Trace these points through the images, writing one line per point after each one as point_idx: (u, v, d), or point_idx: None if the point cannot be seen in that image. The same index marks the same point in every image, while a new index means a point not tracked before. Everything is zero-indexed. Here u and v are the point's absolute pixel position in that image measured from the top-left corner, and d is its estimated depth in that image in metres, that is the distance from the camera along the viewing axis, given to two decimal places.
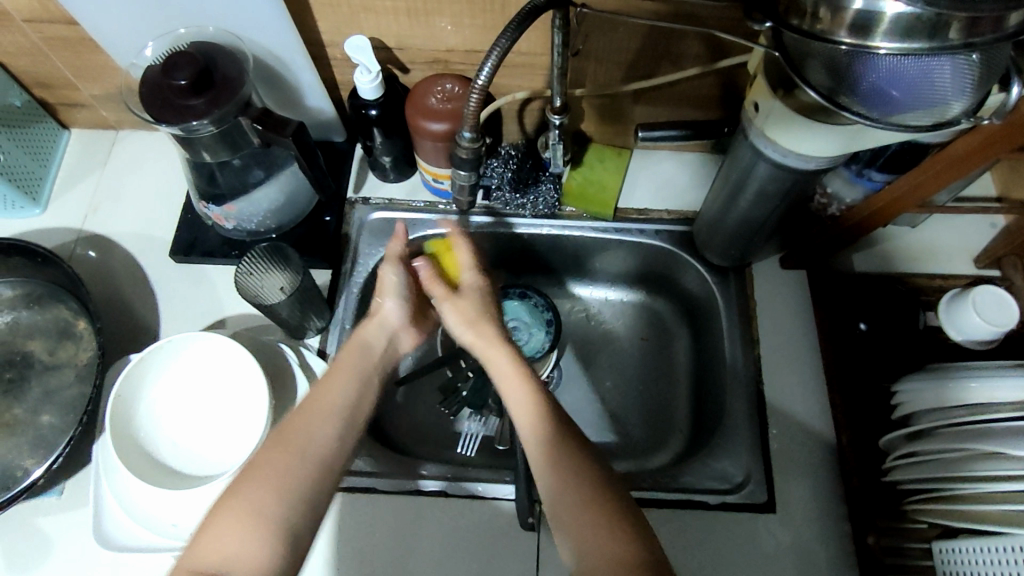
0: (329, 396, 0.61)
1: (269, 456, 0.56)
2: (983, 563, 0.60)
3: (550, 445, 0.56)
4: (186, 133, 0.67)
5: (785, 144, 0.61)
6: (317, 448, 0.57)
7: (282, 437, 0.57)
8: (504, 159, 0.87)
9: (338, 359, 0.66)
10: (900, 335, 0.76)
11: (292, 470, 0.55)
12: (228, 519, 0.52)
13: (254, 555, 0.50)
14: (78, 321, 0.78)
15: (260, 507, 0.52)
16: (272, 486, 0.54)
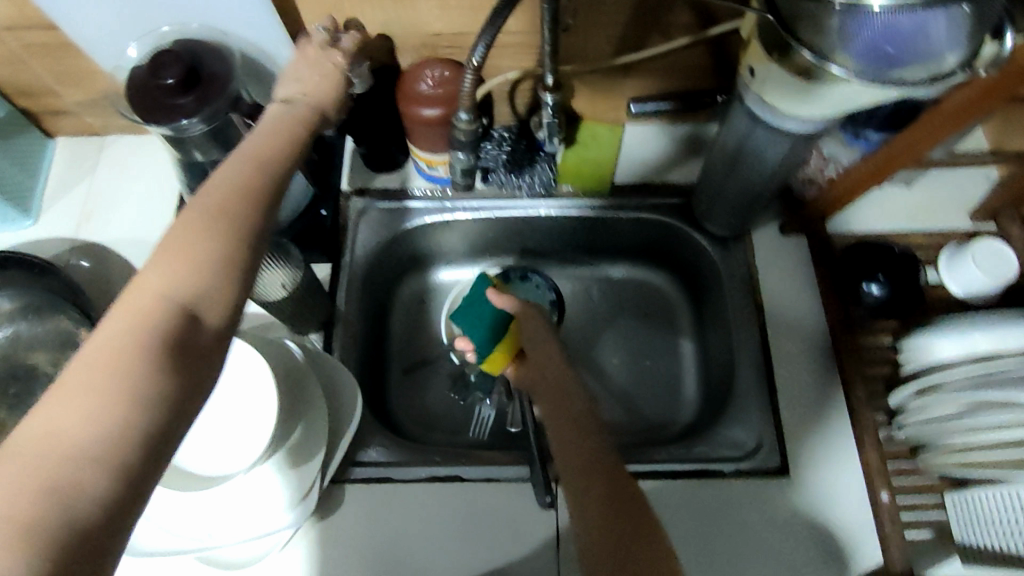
0: (266, 145, 0.49)
1: (197, 215, 0.43)
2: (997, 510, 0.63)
3: (587, 470, 0.58)
4: (175, 132, 0.67)
5: (783, 107, 0.61)
6: (258, 186, 0.46)
7: (223, 180, 0.45)
8: (498, 141, 0.86)
9: (265, 120, 0.53)
10: (911, 298, 0.75)
11: (233, 213, 0.44)
12: (139, 312, 0.38)
13: (217, 288, 0.41)
14: (79, 330, 0.77)
15: (198, 251, 0.41)
16: (214, 225, 0.42)
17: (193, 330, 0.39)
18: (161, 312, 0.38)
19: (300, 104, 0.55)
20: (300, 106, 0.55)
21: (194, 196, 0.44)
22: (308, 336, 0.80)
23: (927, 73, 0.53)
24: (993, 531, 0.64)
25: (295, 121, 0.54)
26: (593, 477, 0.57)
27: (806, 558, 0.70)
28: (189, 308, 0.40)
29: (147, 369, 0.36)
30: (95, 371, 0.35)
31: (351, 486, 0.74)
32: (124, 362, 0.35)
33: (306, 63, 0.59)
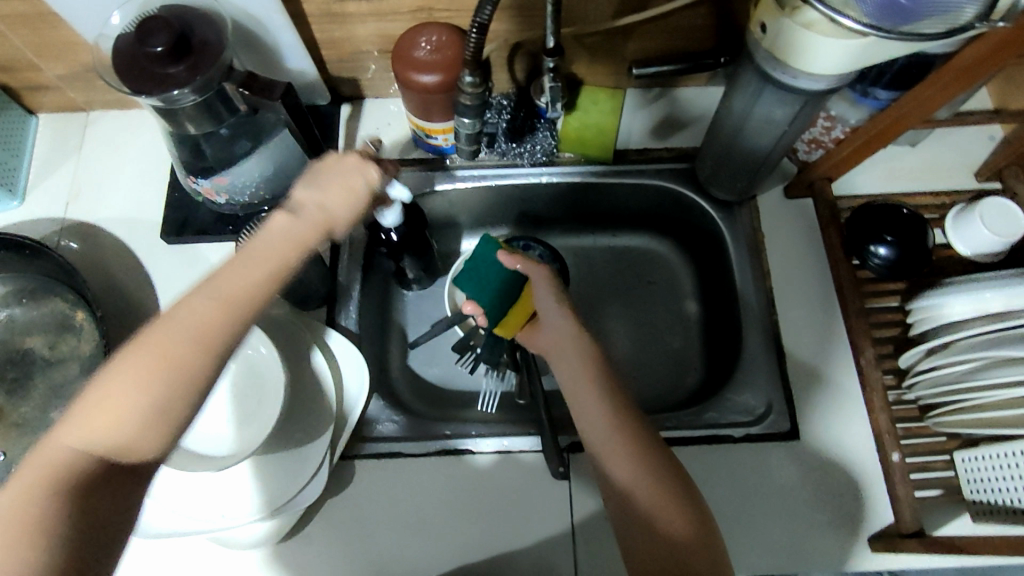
0: (237, 280, 0.48)
1: (140, 360, 0.45)
2: (1007, 466, 0.63)
3: (663, 490, 0.58)
4: (165, 103, 0.65)
5: (794, 64, 0.59)
6: (216, 325, 0.46)
7: (176, 322, 0.46)
8: (498, 110, 0.84)
9: (260, 234, 0.51)
10: (919, 256, 0.74)
11: (174, 363, 0.45)
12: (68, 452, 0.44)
13: (135, 440, 0.45)
14: (76, 313, 0.76)
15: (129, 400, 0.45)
16: (148, 375, 0.45)
17: (97, 486, 0.44)
18: (74, 464, 0.44)
19: (306, 219, 0.52)
20: (308, 219, 0.52)
21: (151, 328, 0.46)
22: (310, 312, 0.79)
23: (944, 27, 0.53)
24: (999, 487, 0.64)
25: (291, 251, 0.51)
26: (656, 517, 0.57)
27: (815, 520, 0.70)
28: (102, 459, 0.45)
29: (53, 521, 0.42)
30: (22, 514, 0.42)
31: (360, 461, 0.73)
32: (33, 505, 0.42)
33: (333, 165, 0.55)
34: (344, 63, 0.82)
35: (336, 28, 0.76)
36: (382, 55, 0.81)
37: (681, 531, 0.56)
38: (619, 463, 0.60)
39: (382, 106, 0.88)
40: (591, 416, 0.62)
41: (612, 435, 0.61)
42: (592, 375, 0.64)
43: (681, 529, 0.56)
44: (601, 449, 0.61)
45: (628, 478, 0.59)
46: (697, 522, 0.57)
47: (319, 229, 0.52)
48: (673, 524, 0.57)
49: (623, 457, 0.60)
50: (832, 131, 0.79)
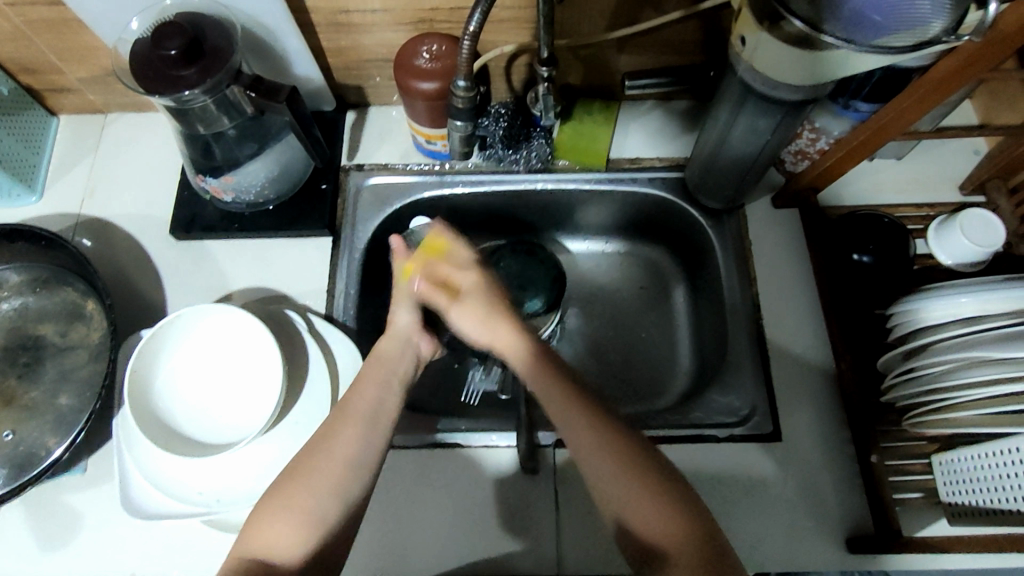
0: (355, 401, 0.65)
1: (299, 487, 0.60)
2: (988, 468, 0.63)
3: (620, 461, 0.57)
4: (179, 103, 0.69)
5: (770, 74, 0.62)
6: (348, 451, 0.62)
7: (332, 451, 0.62)
8: (495, 117, 0.87)
9: (366, 366, 0.69)
10: (900, 267, 0.78)
11: (329, 475, 0.60)
12: (284, 520, 0.58)
13: (296, 539, 0.58)
14: (87, 302, 0.79)
15: (306, 506, 0.59)
16: (315, 490, 0.59)
17: None
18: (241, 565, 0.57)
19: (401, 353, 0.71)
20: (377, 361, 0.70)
21: (304, 464, 0.61)
22: (310, 307, 0.81)
23: (912, 40, 0.55)
24: (970, 490, 0.65)
25: (386, 372, 0.69)
26: (623, 479, 0.56)
27: (796, 522, 0.72)
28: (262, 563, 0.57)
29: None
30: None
31: None
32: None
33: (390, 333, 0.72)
34: (350, 71, 0.85)
35: (341, 37, 0.80)
36: (386, 64, 0.84)
37: (673, 532, 0.54)
38: (584, 440, 0.58)
39: (385, 113, 0.92)
40: (543, 389, 0.62)
41: (560, 402, 0.60)
42: (542, 358, 0.64)
43: (672, 529, 0.54)
44: (569, 434, 0.60)
45: (592, 452, 0.58)
46: (674, 496, 0.55)
47: (405, 359, 0.71)
48: (645, 502, 0.55)
49: (585, 432, 0.59)
50: (817, 143, 0.82)
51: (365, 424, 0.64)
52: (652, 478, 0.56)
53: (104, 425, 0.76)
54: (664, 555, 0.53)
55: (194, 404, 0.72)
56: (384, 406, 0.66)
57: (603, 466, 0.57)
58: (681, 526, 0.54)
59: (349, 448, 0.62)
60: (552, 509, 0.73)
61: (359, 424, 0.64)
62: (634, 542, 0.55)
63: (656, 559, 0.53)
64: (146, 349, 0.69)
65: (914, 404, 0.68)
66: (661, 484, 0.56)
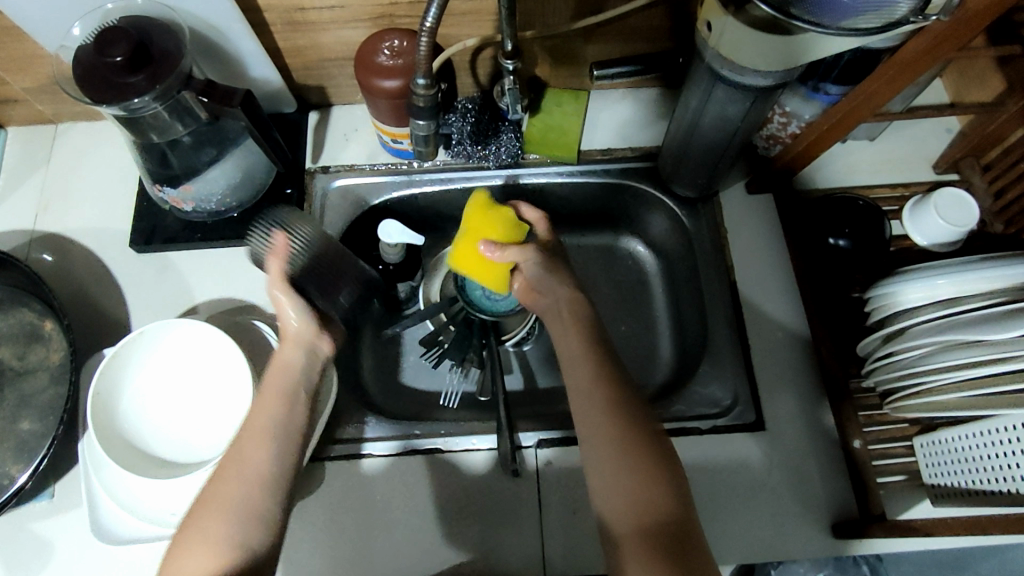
0: (258, 419, 0.61)
1: (206, 517, 0.56)
2: (976, 447, 0.63)
3: (633, 435, 0.57)
4: (128, 111, 0.65)
5: (740, 60, 0.61)
6: (256, 470, 0.58)
7: (244, 469, 0.58)
8: (461, 112, 0.83)
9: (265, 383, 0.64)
10: (874, 249, 0.78)
11: (234, 493, 0.57)
12: (193, 551, 0.54)
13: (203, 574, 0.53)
14: (45, 322, 0.76)
15: (214, 536, 0.55)
16: (219, 512, 0.56)
17: None
18: None
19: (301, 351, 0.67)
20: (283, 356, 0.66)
21: (212, 488, 0.58)
22: (280, 317, 0.79)
23: (879, 22, 0.54)
24: (955, 470, 0.65)
25: (288, 374, 0.65)
26: (634, 449, 0.56)
27: (783, 510, 0.71)
28: None
29: None
30: None
31: (332, 462, 0.74)
32: None
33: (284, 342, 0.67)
34: (310, 71, 0.83)
35: (298, 36, 0.77)
36: (347, 62, 0.82)
37: (671, 514, 0.54)
38: (595, 408, 0.58)
39: (350, 113, 0.89)
40: (571, 355, 0.62)
41: (586, 373, 0.60)
42: (584, 348, 0.62)
43: (670, 510, 0.54)
44: (582, 397, 0.59)
45: (599, 422, 0.58)
46: (674, 479, 0.55)
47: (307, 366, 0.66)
48: (640, 483, 0.55)
49: (595, 390, 0.59)
50: (788, 127, 0.81)
51: (276, 441, 0.60)
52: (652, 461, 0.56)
53: (70, 449, 0.73)
54: (643, 539, 0.52)
55: (161, 423, 0.69)
56: (277, 431, 0.61)
57: (606, 436, 0.57)
58: (674, 507, 0.54)
59: (262, 464, 0.59)
60: (536, 509, 0.72)
61: (269, 439, 0.60)
62: (629, 524, 0.54)
63: (643, 539, 0.52)
64: (109, 368, 0.67)
65: (894, 388, 0.68)
66: (665, 474, 0.55)
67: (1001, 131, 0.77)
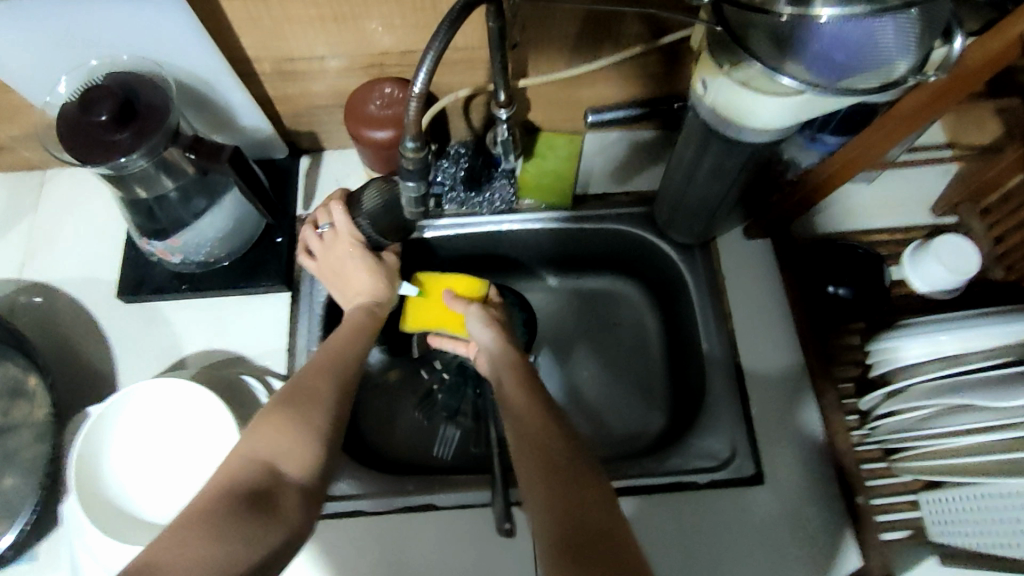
0: (346, 329, 0.69)
1: (289, 405, 0.58)
2: (980, 509, 0.61)
3: (559, 445, 0.57)
4: (115, 170, 0.64)
5: (735, 118, 0.60)
6: (347, 362, 0.65)
7: (332, 359, 0.64)
8: (454, 159, 0.86)
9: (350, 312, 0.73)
10: (875, 296, 0.76)
11: (323, 382, 0.62)
12: (280, 422, 0.57)
13: (293, 446, 0.55)
14: (29, 378, 0.75)
15: (305, 412, 0.58)
16: (311, 393, 0.60)
17: (250, 498, 0.51)
18: (240, 470, 0.53)
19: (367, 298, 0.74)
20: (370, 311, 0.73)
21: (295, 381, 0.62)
22: (269, 370, 0.77)
23: (879, 80, 0.52)
24: (962, 531, 0.63)
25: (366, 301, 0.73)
26: (564, 459, 0.55)
27: (786, 570, 0.70)
28: (258, 466, 0.53)
29: (266, 475, 0.53)
30: (178, 530, 0.47)
31: (321, 521, 0.72)
32: (218, 506, 0.50)
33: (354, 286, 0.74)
34: (301, 118, 0.82)
35: (289, 84, 0.76)
36: (338, 109, 0.81)
37: (604, 524, 0.50)
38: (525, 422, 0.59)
39: (342, 158, 0.88)
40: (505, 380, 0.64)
41: (517, 395, 0.62)
42: (520, 380, 0.64)
43: (602, 519, 0.50)
44: (514, 414, 0.60)
45: (529, 437, 0.58)
46: (603, 490, 0.53)
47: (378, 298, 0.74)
48: (569, 492, 0.52)
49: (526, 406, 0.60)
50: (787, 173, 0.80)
51: (363, 338, 0.69)
52: (580, 478, 0.54)
53: (54, 509, 0.71)
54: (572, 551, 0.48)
55: (146, 486, 0.67)
56: (360, 333, 0.69)
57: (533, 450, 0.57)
58: (604, 517, 0.50)
59: (348, 354, 0.66)
60: (532, 568, 0.70)
61: (351, 339, 0.68)
62: (564, 535, 0.50)
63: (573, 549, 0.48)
64: (92, 431, 0.66)
65: (899, 445, 0.66)
66: (592, 482, 0.53)
67: (1000, 178, 0.74)
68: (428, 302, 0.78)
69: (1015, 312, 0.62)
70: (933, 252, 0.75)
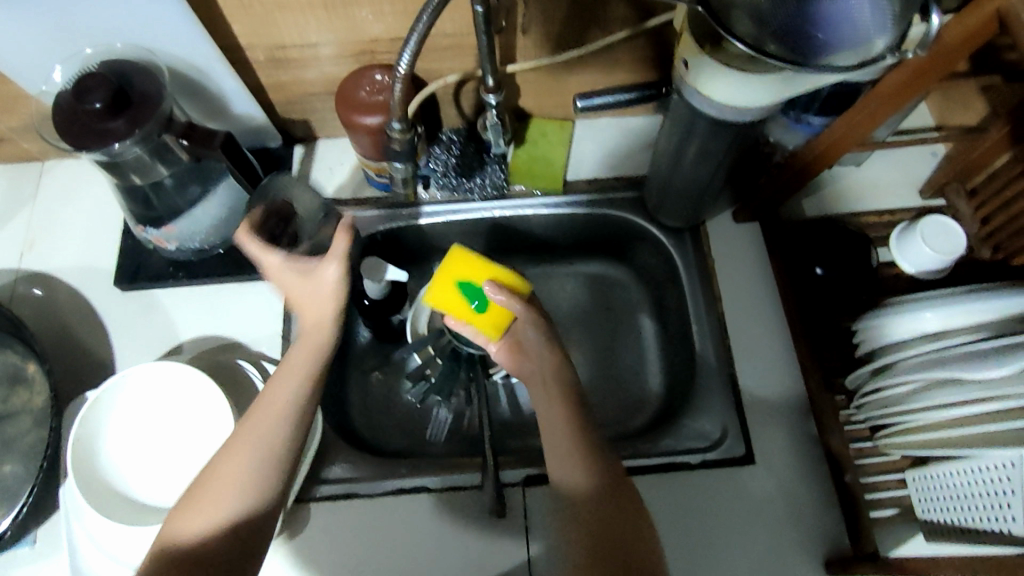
0: (297, 360, 0.66)
1: (224, 462, 0.60)
2: (961, 485, 0.61)
3: (613, 485, 0.62)
4: (109, 156, 0.65)
5: (717, 97, 0.60)
6: (284, 403, 0.63)
7: (266, 406, 0.62)
8: (446, 145, 0.87)
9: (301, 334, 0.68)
10: (857, 273, 0.77)
11: (258, 430, 0.61)
12: (212, 491, 0.58)
13: (218, 506, 0.58)
14: (28, 364, 0.76)
15: (236, 468, 0.59)
16: (250, 445, 0.60)
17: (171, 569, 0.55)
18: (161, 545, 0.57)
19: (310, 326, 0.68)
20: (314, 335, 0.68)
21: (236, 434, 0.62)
22: (264, 355, 0.78)
23: (857, 58, 0.53)
24: (945, 507, 0.63)
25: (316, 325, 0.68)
26: (614, 493, 0.62)
27: (776, 548, 0.70)
28: (165, 541, 0.57)
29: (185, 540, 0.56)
30: None
31: (315, 503, 0.73)
32: None
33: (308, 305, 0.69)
34: (294, 105, 0.83)
35: (281, 72, 0.77)
36: (331, 97, 0.82)
37: (651, 554, 0.58)
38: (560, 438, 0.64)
39: (335, 146, 0.89)
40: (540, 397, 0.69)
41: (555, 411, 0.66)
42: (556, 394, 0.68)
43: (650, 550, 0.59)
44: (551, 431, 0.65)
45: (568, 454, 0.63)
46: (645, 521, 0.61)
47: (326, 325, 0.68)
48: (616, 520, 0.60)
49: (565, 426, 0.65)
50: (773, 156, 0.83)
51: (304, 374, 0.65)
52: (621, 501, 0.61)
53: (53, 493, 0.72)
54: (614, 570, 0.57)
55: (143, 470, 0.68)
56: (303, 370, 0.65)
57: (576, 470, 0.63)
58: (650, 542, 0.59)
59: (283, 394, 0.63)
60: (524, 549, 0.71)
61: (291, 374, 0.65)
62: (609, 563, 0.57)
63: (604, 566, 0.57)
64: (88, 415, 0.67)
65: (885, 422, 0.67)
66: (636, 505, 0.61)
67: (984, 158, 0.76)
68: (441, 281, 0.69)
69: (1006, 288, 0.62)
70: (919, 236, 0.76)
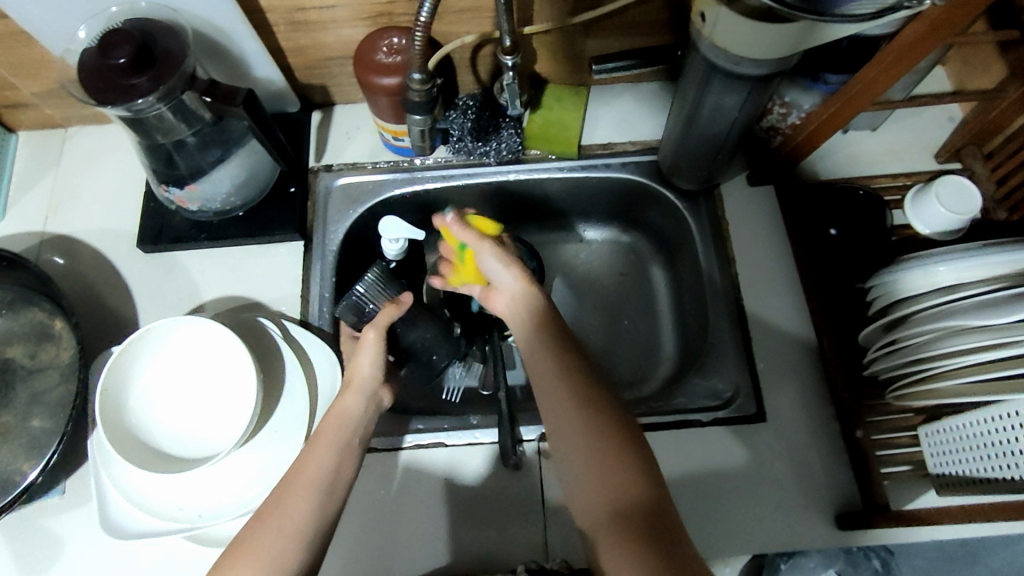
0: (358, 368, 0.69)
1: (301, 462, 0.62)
2: (981, 433, 0.62)
3: (601, 431, 0.56)
4: (133, 112, 0.67)
5: (734, 50, 0.61)
6: (351, 412, 0.66)
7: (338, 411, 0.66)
8: (462, 109, 0.83)
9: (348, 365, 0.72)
10: (870, 238, 0.78)
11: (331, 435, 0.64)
12: (293, 481, 0.60)
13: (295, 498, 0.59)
14: (55, 321, 0.78)
15: (312, 464, 0.61)
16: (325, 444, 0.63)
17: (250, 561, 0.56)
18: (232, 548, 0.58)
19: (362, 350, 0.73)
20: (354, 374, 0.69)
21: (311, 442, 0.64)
22: (284, 314, 0.80)
23: (875, 7, 0.54)
24: (961, 459, 0.64)
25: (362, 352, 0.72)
26: (602, 438, 0.56)
27: (788, 502, 0.71)
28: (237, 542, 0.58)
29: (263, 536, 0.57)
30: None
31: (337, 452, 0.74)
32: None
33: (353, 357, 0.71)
34: (312, 70, 0.84)
35: (301, 35, 0.78)
36: (349, 61, 0.82)
37: (650, 499, 0.52)
38: (554, 403, 0.59)
39: (352, 112, 0.90)
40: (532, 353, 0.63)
41: (544, 367, 0.61)
42: (547, 346, 0.62)
43: (648, 495, 0.53)
44: (543, 391, 0.60)
45: (561, 417, 0.58)
46: (644, 466, 0.54)
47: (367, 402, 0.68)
48: (612, 469, 0.54)
49: (557, 379, 0.60)
50: (788, 118, 0.82)
51: (367, 387, 0.68)
52: (618, 445, 0.55)
53: (80, 446, 0.74)
54: (618, 528, 0.52)
55: (171, 420, 0.70)
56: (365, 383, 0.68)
57: (570, 428, 0.57)
58: (646, 488, 0.53)
59: (349, 406, 0.66)
60: (539, 501, 0.72)
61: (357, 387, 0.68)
62: (617, 523, 0.52)
63: (615, 526, 0.52)
64: (116, 367, 0.68)
65: (897, 376, 0.67)
66: (630, 447, 0.55)
67: (1003, 119, 0.76)
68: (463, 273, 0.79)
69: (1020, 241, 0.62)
70: (936, 197, 0.76)
